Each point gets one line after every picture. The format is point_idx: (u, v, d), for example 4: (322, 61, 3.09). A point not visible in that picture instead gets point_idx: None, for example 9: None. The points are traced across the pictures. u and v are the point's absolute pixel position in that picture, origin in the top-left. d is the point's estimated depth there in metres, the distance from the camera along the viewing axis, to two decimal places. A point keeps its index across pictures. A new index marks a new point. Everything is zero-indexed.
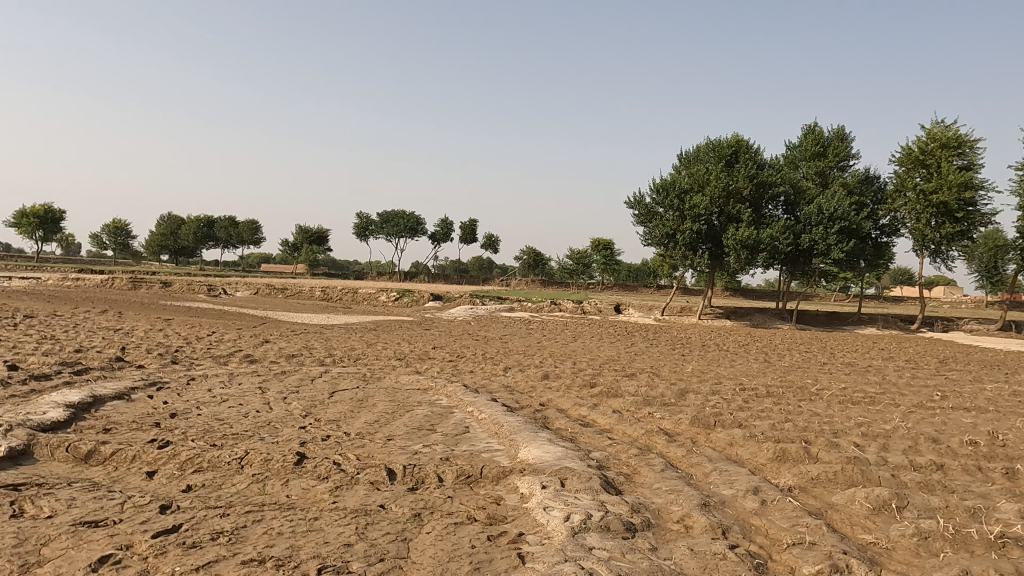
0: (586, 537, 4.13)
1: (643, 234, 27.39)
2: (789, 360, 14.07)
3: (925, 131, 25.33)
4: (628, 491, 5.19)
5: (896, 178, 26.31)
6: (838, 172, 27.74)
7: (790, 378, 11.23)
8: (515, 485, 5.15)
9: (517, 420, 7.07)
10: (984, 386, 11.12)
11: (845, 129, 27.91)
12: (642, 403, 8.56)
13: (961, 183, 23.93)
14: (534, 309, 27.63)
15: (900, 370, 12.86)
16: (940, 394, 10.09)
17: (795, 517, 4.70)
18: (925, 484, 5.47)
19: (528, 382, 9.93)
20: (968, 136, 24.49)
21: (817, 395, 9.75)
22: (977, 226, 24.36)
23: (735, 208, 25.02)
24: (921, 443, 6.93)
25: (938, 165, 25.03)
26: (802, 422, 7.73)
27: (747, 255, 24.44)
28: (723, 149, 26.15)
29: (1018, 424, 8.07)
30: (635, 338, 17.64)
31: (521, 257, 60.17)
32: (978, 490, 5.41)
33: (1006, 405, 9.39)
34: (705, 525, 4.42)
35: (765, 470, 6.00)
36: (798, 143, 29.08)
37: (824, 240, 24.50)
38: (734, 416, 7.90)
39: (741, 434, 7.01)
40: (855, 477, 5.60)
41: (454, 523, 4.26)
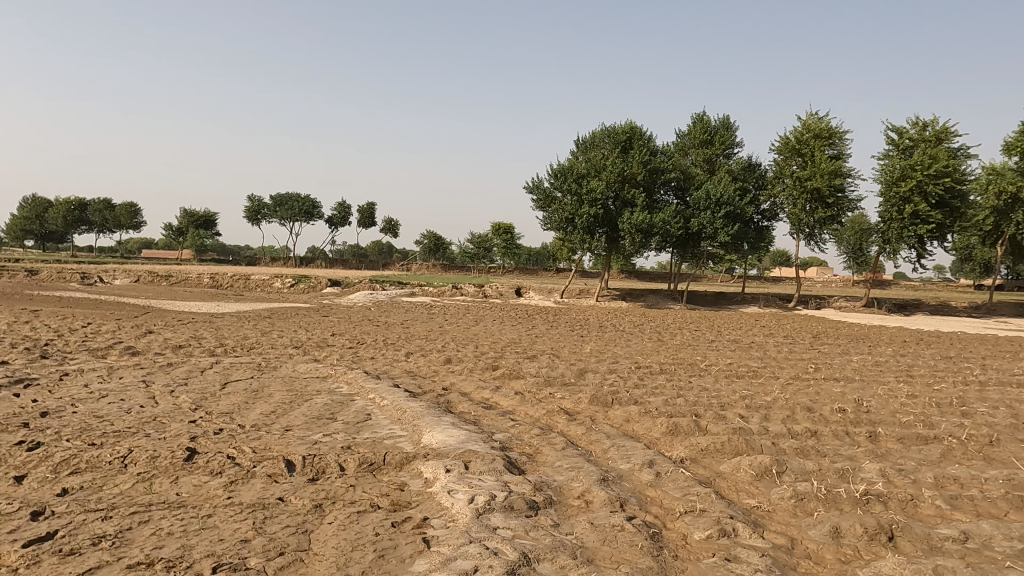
0: (490, 518, 4.18)
1: (543, 219, 27.61)
2: (680, 338, 14.78)
3: (801, 123, 27.22)
4: (530, 470, 5.29)
5: (775, 166, 28.11)
6: (723, 159, 29.13)
7: (681, 356, 11.81)
8: (418, 470, 5.12)
9: (420, 406, 7.05)
10: (851, 358, 12.16)
11: (730, 119, 29.34)
12: (543, 383, 8.75)
13: (832, 171, 25.90)
14: (435, 294, 27.45)
15: (779, 345, 13.82)
16: (813, 367, 10.94)
17: (687, 486, 4.97)
18: (801, 450, 5.94)
19: (430, 367, 9.87)
20: (838, 128, 26.56)
21: (706, 370, 10.34)
22: (846, 211, 26.48)
23: (629, 192, 25.75)
24: (797, 412, 7.49)
25: (812, 154, 26.94)
26: (692, 396, 8.15)
27: (641, 239, 25.35)
28: (618, 135, 26.83)
29: (880, 391, 8.91)
30: (536, 320, 17.96)
31: (421, 240, 59.53)
32: (846, 453, 5.93)
33: (869, 374, 10.33)
34: (603, 500, 4.59)
35: (659, 443, 6.28)
36: (687, 131, 30.22)
37: (712, 224, 25.90)
38: (630, 393, 8.24)
39: (637, 411, 7.30)
40: (739, 446, 5.99)
41: (357, 512, 4.19)
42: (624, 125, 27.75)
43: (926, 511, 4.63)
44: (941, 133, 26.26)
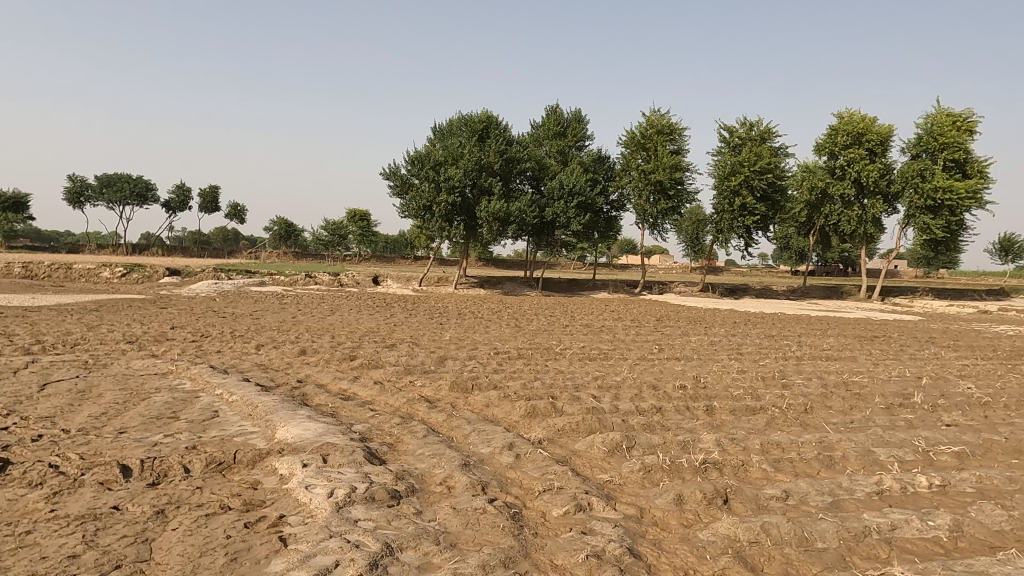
0: (350, 511, 4.08)
1: (400, 206, 27.16)
2: (536, 323, 15.23)
3: (646, 119, 28.92)
4: (391, 459, 5.23)
5: (623, 159, 29.60)
6: (575, 151, 30.18)
7: (538, 340, 12.18)
8: (273, 467, 4.89)
9: (273, 400, 6.73)
10: (690, 338, 13.19)
11: (581, 112, 30.47)
12: (403, 372, 8.67)
13: (672, 165, 27.86)
14: (287, 283, 26.21)
15: (626, 328, 14.66)
16: (657, 347, 11.73)
17: (545, 466, 5.15)
18: (648, 425, 6.36)
19: (283, 359, 9.42)
20: (677, 124, 28.54)
21: (561, 354, 10.74)
22: (684, 203, 28.57)
23: (487, 181, 26.05)
24: (644, 390, 8.01)
25: (655, 148, 28.73)
26: (548, 379, 8.46)
27: (499, 227, 25.74)
28: (475, 124, 26.93)
29: (715, 368, 9.72)
30: (394, 309, 17.72)
31: (270, 226, 56.54)
32: (687, 426, 6.43)
33: (706, 353, 11.25)
34: (465, 484, 4.64)
35: (518, 426, 6.45)
36: (540, 123, 30.96)
37: (565, 214, 26.90)
38: (490, 378, 8.39)
39: (497, 395, 7.44)
40: (593, 425, 6.30)
41: (205, 516, 3.93)
42: (480, 114, 27.91)
43: (754, 474, 5.15)
44: (765, 133, 28.95)
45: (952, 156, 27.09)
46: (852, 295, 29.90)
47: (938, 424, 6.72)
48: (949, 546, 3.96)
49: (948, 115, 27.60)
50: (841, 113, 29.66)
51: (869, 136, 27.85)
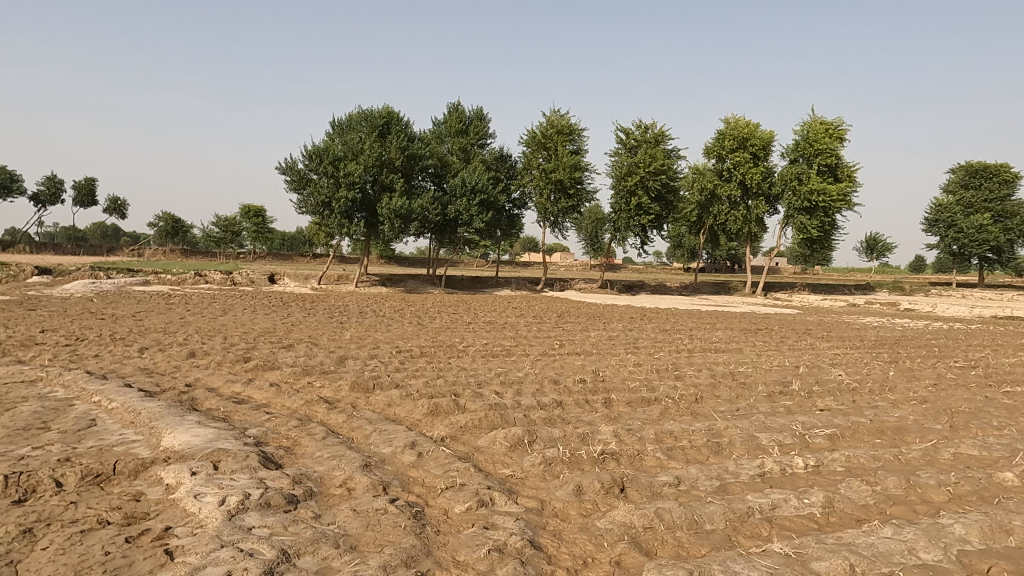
0: (244, 518, 3.92)
1: (297, 202, 26.22)
2: (439, 321, 15.16)
3: (546, 119, 29.41)
4: (288, 463, 5.06)
5: (524, 158, 29.95)
6: (477, 149, 30.22)
7: (441, 338, 12.13)
8: (158, 476, 4.62)
9: (158, 406, 6.34)
10: (589, 333, 13.56)
11: (482, 110, 30.53)
12: (301, 373, 8.40)
13: (572, 165, 28.55)
14: (174, 282, 24.72)
15: (528, 324, 14.87)
16: (559, 343, 11.98)
17: (447, 463, 5.14)
18: (548, 419, 6.50)
19: (169, 362, 8.88)
20: (576, 125, 29.22)
21: (464, 351, 10.76)
22: (584, 202, 29.32)
23: (388, 177, 25.62)
24: (545, 385, 8.17)
25: (555, 148, 29.29)
26: (451, 377, 8.46)
27: (400, 224, 25.39)
28: (375, 119, 26.39)
29: (614, 362, 10.05)
30: (292, 308, 17.12)
31: (155, 222, 53.17)
32: (586, 419, 6.61)
33: (604, 347, 11.61)
34: (366, 485, 4.56)
35: (421, 424, 6.40)
36: (442, 120, 30.75)
37: (467, 211, 26.94)
38: (391, 377, 8.29)
39: (399, 394, 7.37)
40: (495, 421, 6.37)
41: (80, 532, 3.66)
42: (380, 110, 27.39)
43: (649, 463, 5.38)
44: (658, 136, 30.13)
45: (825, 161, 29.25)
46: (738, 291, 31.71)
47: (813, 409, 7.27)
48: (822, 521, 4.29)
49: (821, 124, 29.77)
50: (727, 119, 31.34)
51: (752, 141, 29.60)
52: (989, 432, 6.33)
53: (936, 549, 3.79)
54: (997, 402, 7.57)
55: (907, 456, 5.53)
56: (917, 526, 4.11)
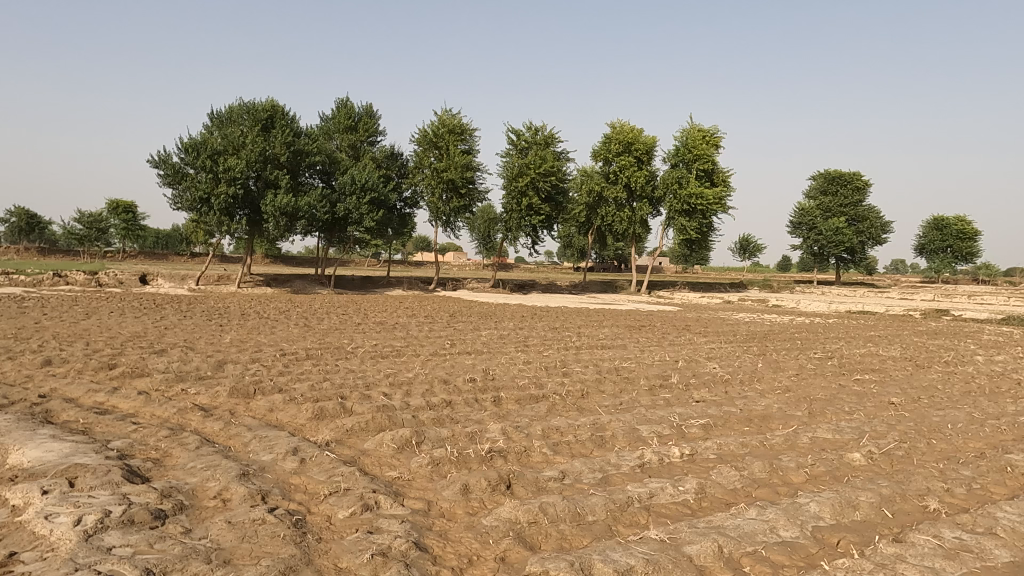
0: (104, 538, 3.64)
1: (171, 197, 24.61)
2: (327, 322, 14.74)
3: (437, 118, 29.29)
4: (156, 477, 4.74)
5: (415, 157, 29.65)
6: (367, 146, 29.62)
7: (328, 340, 11.79)
8: (3, 497, 4.20)
9: (5, 420, 5.76)
10: (481, 332, 13.65)
11: (372, 107, 29.94)
12: (174, 380, 7.90)
13: (464, 164, 28.66)
14: (29, 283, 22.55)
15: (420, 324, 14.75)
16: (450, 342, 11.97)
17: (330, 468, 5.01)
18: (437, 419, 6.48)
19: (20, 372, 8.08)
20: (468, 125, 29.30)
21: (352, 352, 10.52)
22: (476, 202, 29.50)
23: (272, 173, 24.59)
24: (435, 385, 8.13)
25: (447, 147, 29.25)
26: (338, 379, 8.23)
27: (286, 223, 24.45)
28: (258, 112, 25.21)
29: (504, 360, 10.16)
30: (166, 310, 16.06)
31: (6, 218, 48.35)
32: (475, 418, 6.64)
33: (496, 346, 11.72)
34: (243, 495, 4.36)
35: (304, 429, 6.19)
36: (329, 116, 29.83)
37: (357, 209, 26.34)
38: (274, 381, 7.96)
39: (282, 399, 7.09)
40: (383, 423, 6.27)
41: None
42: (264, 103, 26.20)
43: (536, 459, 5.48)
44: (548, 138, 30.74)
45: (703, 167, 30.96)
46: (624, 289, 32.96)
47: (689, 401, 7.68)
48: (695, 506, 4.54)
49: (699, 131, 31.50)
50: (614, 124, 32.46)
51: (636, 146, 30.85)
52: (841, 417, 6.94)
53: (794, 527, 4.10)
54: (849, 389, 8.32)
55: (771, 442, 5.95)
56: (779, 506, 4.43)
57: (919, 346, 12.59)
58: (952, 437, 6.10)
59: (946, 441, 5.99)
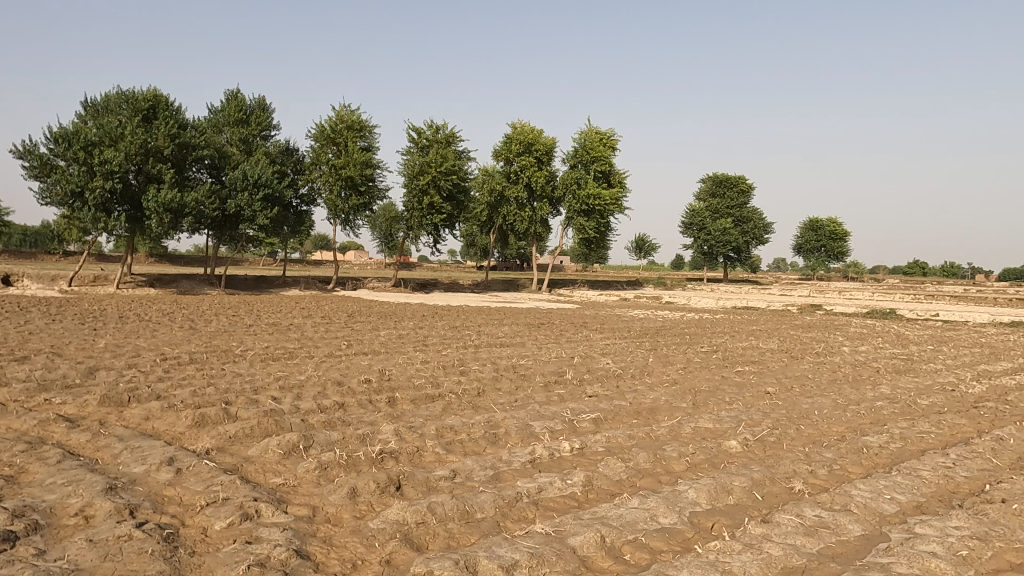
0: None
1: (39, 191, 22.64)
2: (215, 324, 14.04)
3: (335, 113, 28.58)
4: (8, 495, 4.35)
5: (312, 153, 28.75)
6: (260, 140, 28.46)
7: (215, 343, 11.23)
8: None
9: None
10: (379, 332, 13.43)
11: (265, 100, 28.78)
12: (36, 389, 7.26)
13: (363, 161, 28.19)
14: None
15: (316, 325, 14.33)
16: (346, 343, 11.70)
17: (209, 478, 4.77)
18: (327, 422, 6.31)
19: None
20: (367, 122, 28.81)
21: (241, 355, 10.07)
22: (376, 200, 29.07)
23: (155, 167, 23.15)
24: (328, 387, 7.92)
25: (345, 144, 28.61)
26: (224, 384, 7.85)
27: (171, 219, 23.10)
28: (138, 102, 23.65)
29: (401, 360, 10.04)
30: (31, 314, 14.76)
31: None
32: (368, 420, 6.52)
33: (393, 346, 11.56)
34: (109, 511, 4.07)
35: (183, 437, 5.87)
36: (218, 108, 28.39)
37: (249, 206, 25.25)
38: (152, 388, 7.49)
39: (159, 406, 6.68)
40: (269, 428, 6.04)
41: None
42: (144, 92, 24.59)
43: (428, 458, 5.45)
44: (449, 137, 30.66)
45: (600, 168, 31.85)
46: (526, 288, 33.38)
47: (582, 395, 7.88)
48: (581, 499, 4.65)
49: (596, 133, 32.39)
50: (514, 124, 32.80)
51: (536, 147, 31.32)
52: (721, 407, 7.33)
53: (672, 514, 4.28)
54: (730, 380, 8.81)
55: (656, 433, 6.20)
56: (660, 494, 4.61)
57: (794, 338, 13.51)
58: (818, 422, 6.58)
59: (812, 426, 6.46)
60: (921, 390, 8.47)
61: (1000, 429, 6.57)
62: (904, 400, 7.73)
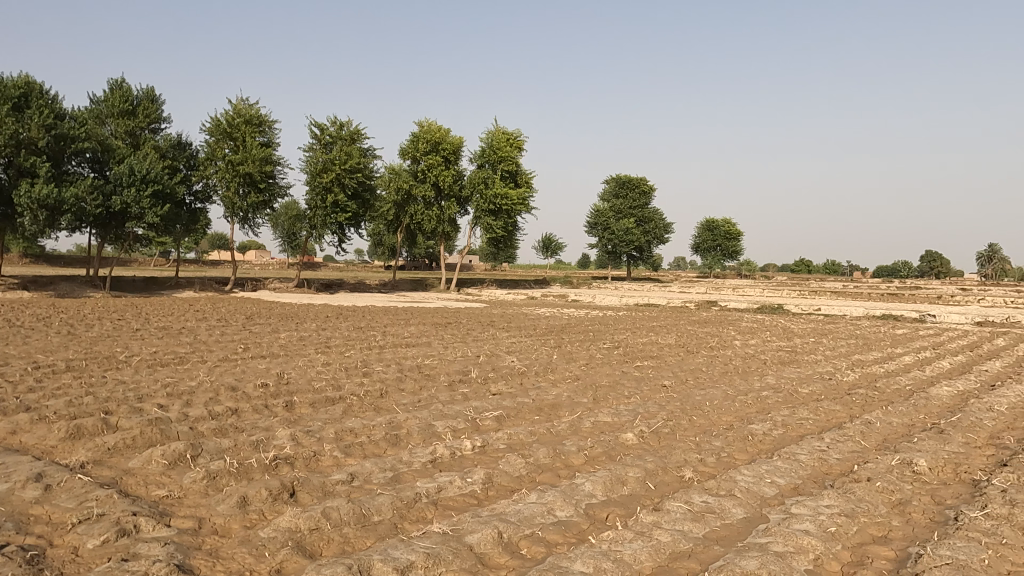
0: None
1: None
2: (97, 329, 13.10)
3: (231, 107, 27.34)
4: None
5: (207, 147, 27.39)
6: (149, 134, 26.83)
7: (96, 349, 10.48)
8: None
9: None
10: (279, 335, 12.97)
11: (154, 91, 27.14)
12: None
13: (262, 158, 27.15)
14: None
15: (210, 328, 13.65)
16: (243, 346, 11.22)
17: (83, 494, 4.44)
18: (218, 430, 6.02)
19: None
20: (266, 116, 27.77)
21: (125, 362, 9.44)
22: (276, 197, 28.05)
23: (28, 160, 21.34)
24: (220, 393, 7.56)
25: (243, 139, 27.46)
26: (104, 393, 7.34)
27: (47, 217, 21.37)
28: (7, 90, 21.69)
29: (301, 363, 9.73)
30: None
31: None
32: (262, 425, 6.27)
33: (294, 348, 11.18)
34: None
35: (55, 451, 5.43)
36: (101, 98, 26.49)
37: (137, 203, 23.73)
38: (21, 399, 6.89)
39: (28, 418, 6.16)
40: (153, 438, 5.70)
41: None
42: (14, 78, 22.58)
43: (325, 463, 5.30)
44: (354, 134, 30.00)
45: (507, 168, 32.14)
46: (434, 287, 33.18)
47: (486, 394, 7.91)
48: (481, 496, 4.67)
49: (503, 133, 32.63)
50: (421, 122, 32.53)
51: (444, 146, 31.18)
52: (620, 401, 7.55)
53: (569, 506, 4.37)
54: (629, 375, 9.09)
55: (557, 428, 6.30)
56: (557, 488, 4.69)
57: (691, 333, 14.13)
58: (709, 413, 6.90)
59: (704, 417, 6.75)
60: (802, 379, 9.05)
61: (869, 413, 7.11)
62: (787, 390, 8.24)
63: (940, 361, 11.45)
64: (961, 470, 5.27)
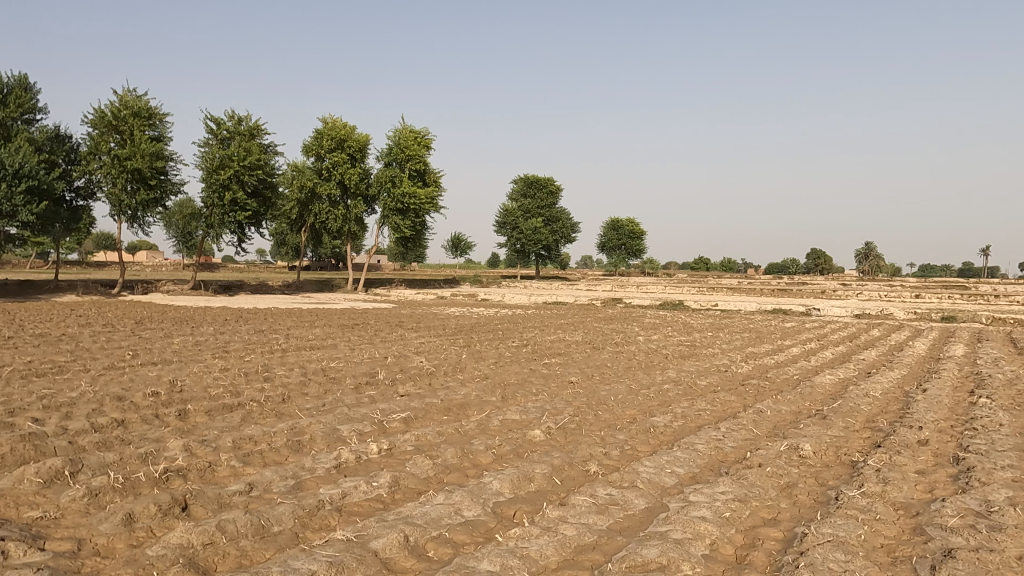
0: None
1: None
2: None
3: (117, 98, 25.58)
4: None
5: (89, 141, 25.50)
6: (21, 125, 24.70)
7: None
8: None
9: None
10: (172, 340, 12.25)
11: (27, 79, 25.02)
12: None
13: (153, 153, 25.59)
14: None
15: (94, 335, 12.72)
16: (130, 353, 10.51)
17: None
18: (102, 443, 5.61)
19: None
20: (157, 109, 26.21)
21: None
22: (168, 195, 26.52)
23: None
24: (105, 404, 7.04)
25: (131, 132, 25.81)
26: None
27: None
28: None
29: (196, 369, 9.23)
30: None
31: None
32: (152, 436, 5.90)
33: (188, 354, 10.58)
34: None
35: None
36: None
37: (9, 200, 21.77)
38: None
39: None
40: (26, 455, 5.24)
41: None
42: None
43: (221, 473, 5.05)
44: (254, 129, 28.80)
45: (415, 167, 31.82)
46: (340, 288, 32.39)
47: (394, 395, 7.79)
48: (387, 500, 4.58)
49: (411, 132, 32.27)
50: (325, 118, 31.66)
51: (349, 143, 30.47)
52: (528, 399, 7.62)
53: (476, 506, 4.36)
54: (537, 372, 9.19)
55: (465, 428, 6.28)
56: (464, 488, 4.67)
57: (597, 330, 14.48)
58: (614, 408, 7.07)
59: (609, 412, 6.92)
60: (701, 372, 9.46)
61: (761, 403, 7.52)
62: (687, 382, 8.58)
63: (824, 351, 12.28)
64: (841, 453, 5.66)
